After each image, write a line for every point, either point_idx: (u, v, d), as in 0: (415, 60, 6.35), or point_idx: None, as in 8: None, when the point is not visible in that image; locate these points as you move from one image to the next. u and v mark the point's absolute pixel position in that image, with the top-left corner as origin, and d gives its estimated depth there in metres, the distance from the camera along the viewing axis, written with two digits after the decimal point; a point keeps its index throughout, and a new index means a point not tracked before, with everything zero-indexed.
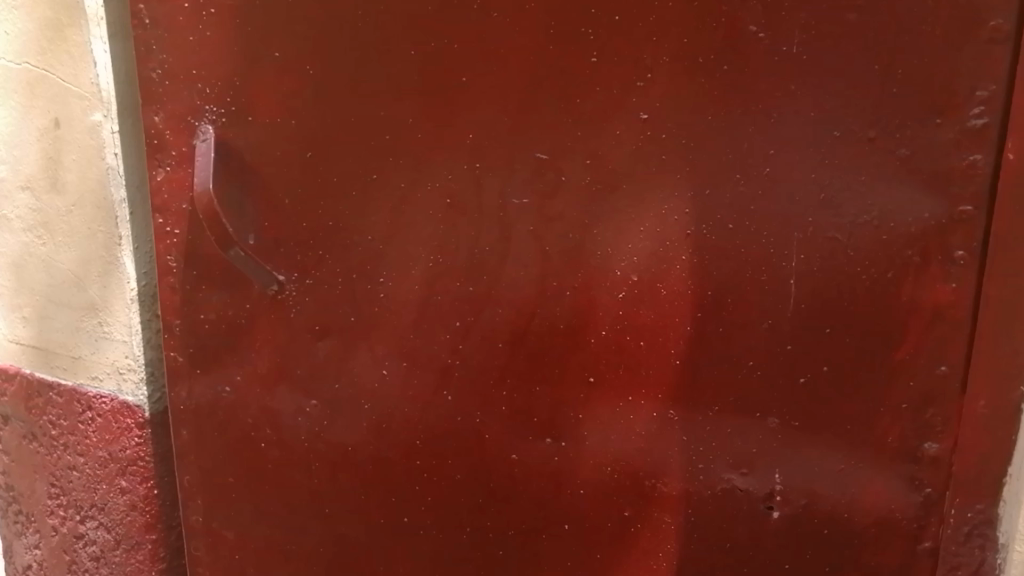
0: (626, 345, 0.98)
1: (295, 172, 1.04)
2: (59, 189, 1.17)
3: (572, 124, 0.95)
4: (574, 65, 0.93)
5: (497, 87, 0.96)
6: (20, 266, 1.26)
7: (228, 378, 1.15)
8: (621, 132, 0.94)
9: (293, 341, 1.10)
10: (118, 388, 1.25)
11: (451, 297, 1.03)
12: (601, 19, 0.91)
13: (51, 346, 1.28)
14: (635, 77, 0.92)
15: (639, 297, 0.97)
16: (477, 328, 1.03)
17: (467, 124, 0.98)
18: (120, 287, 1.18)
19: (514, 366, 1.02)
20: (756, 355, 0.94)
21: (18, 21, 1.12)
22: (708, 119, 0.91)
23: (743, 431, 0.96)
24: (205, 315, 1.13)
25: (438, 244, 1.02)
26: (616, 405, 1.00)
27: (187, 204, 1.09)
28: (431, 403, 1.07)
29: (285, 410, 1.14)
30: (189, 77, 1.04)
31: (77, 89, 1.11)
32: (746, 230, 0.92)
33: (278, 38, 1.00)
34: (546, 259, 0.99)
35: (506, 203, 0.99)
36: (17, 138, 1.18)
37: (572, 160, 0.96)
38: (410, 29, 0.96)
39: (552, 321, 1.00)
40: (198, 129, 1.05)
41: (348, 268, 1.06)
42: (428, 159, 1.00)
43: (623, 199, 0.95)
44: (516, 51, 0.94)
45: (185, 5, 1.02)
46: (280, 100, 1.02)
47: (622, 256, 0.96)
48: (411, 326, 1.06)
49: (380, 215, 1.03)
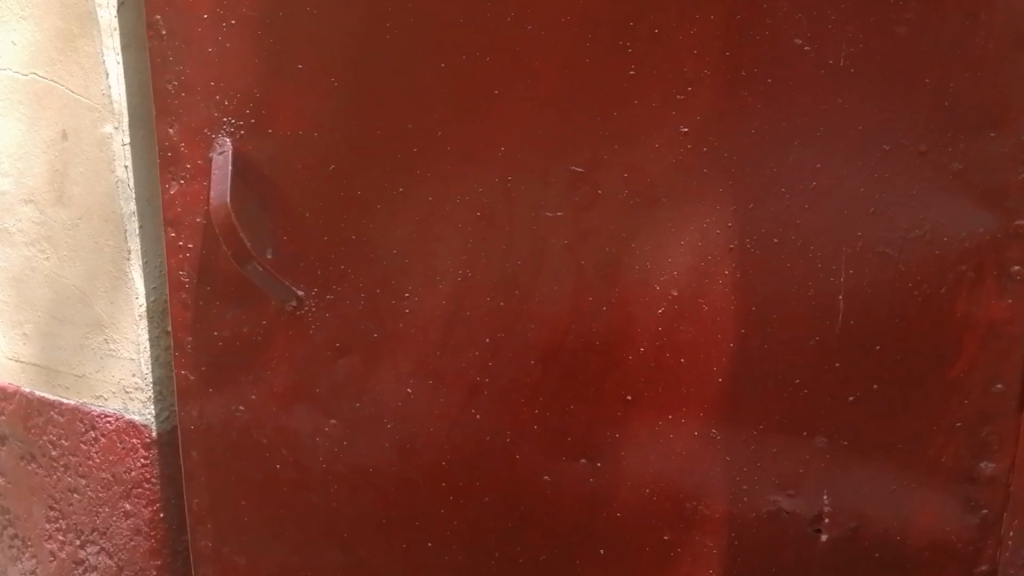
0: (666, 362, 0.95)
1: (317, 184, 0.99)
2: (64, 202, 1.12)
3: (609, 137, 0.91)
4: (611, 78, 0.90)
5: (530, 99, 0.92)
6: (22, 281, 1.21)
7: (242, 397, 1.09)
8: (660, 145, 0.90)
9: (311, 359, 1.05)
10: (124, 408, 1.19)
11: (481, 313, 0.99)
12: (640, 31, 0.88)
13: (53, 363, 1.23)
14: (675, 90, 0.89)
15: (679, 313, 0.93)
16: (507, 345, 0.99)
17: (499, 136, 0.94)
18: (129, 303, 1.13)
19: (547, 386, 0.98)
20: (802, 373, 0.92)
21: (26, 31, 1.08)
22: (753, 130, 0.88)
23: (789, 451, 0.94)
24: (219, 332, 1.08)
25: (467, 258, 0.98)
26: (656, 425, 0.96)
27: (202, 217, 1.04)
28: (458, 423, 1.02)
29: (302, 431, 1.08)
30: (207, 89, 0.99)
31: (86, 100, 1.06)
32: (792, 244, 0.89)
33: (301, 48, 0.95)
34: (581, 274, 0.95)
35: (539, 216, 0.95)
36: (22, 150, 1.13)
37: (610, 173, 0.92)
38: (440, 40, 0.93)
39: (588, 338, 0.96)
40: (215, 141, 1.00)
41: (372, 282, 1.01)
42: (458, 172, 0.96)
43: (664, 212, 0.92)
44: (551, 62, 0.91)
45: (203, 16, 0.97)
46: (303, 112, 0.97)
47: (662, 270, 0.93)
48: (438, 344, 1.01)
49: (406, 229, 0.99)
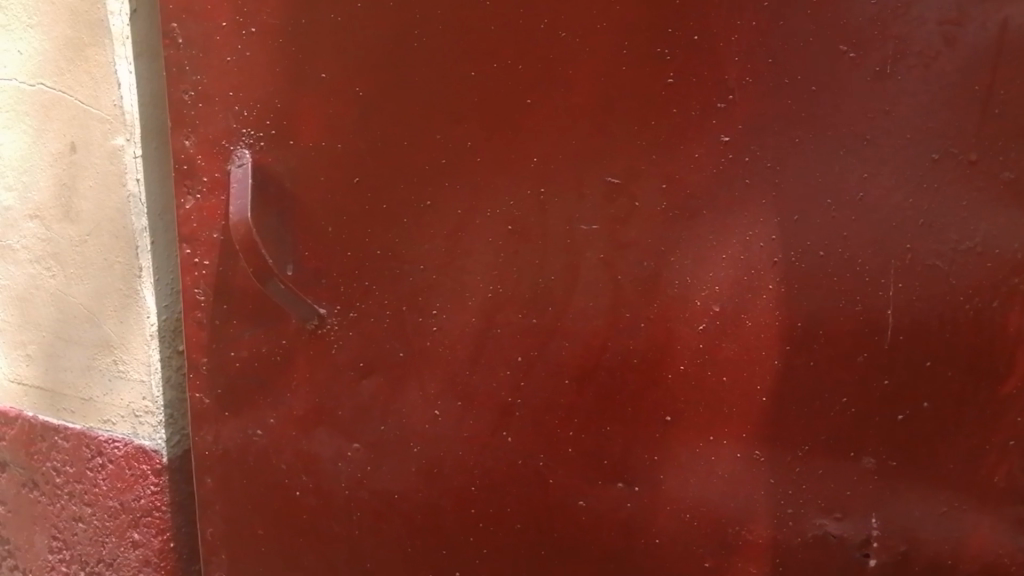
0: (707, 381, 0.92)
1: (339, 197, 0.95)
2: (72, 218, 1.08)
3: (647, 146, 0.86)
4: (649, 86, 0.85)
5: (565, 108, 0.87)
6: (26, 300, 1.16)
7: (259, 421, 1.06)
8: (699, 154, 0.85)
9: (334, 380, 1.02)
10: (133, 432, 1.14)
11: (513, 331, 0.95)
12: (681, 37, 0.83)
13: (59, 386, 1.18)
14: (716, 98, 0.84)
15: (721, 330, 0.90)
16: (539, 363, 0.95)
17: (533, 146, 0.89)
18: (140, 322, 1.08)
19: (582, 407, 0.95)
20: (848, 391, 0.89)
21: (34, 40, 1.03)
22: (797, 140, 0.83)
23: (836, 473, 0.92)
24: (235, 353, 1.04)
25: (497, 273, 0.94)
26: (697, 447, 0.94)
27: (219, 233, 0.99)
28: (488, 446, 1.00)
29: (324, 455, 1.05)
30: (225, 100, 0.95)
31: (96, 110, 1.01)
32: (838, 256, 0.86)
33: (324, 57, 0.91)
34: (618, 289, 0.91)
35: (574, 229, 0.91)
36: (27, 164, 1.08)
37: (646, 185, 0.88)
38: (470, 47, 0.88)
39: (625, 356, 0.93)
40: (234, 153, 0.96)
41: (398, 298, 0.98)
42: (487, 184, 0.92)
43: (703, 225, 0.87)
44: (586, 70, 0.86)
45: (223, 23, 0.93)
46: (325, 122, 0.93)
47: (702, 285, 0.89)
48: (467, 363, 0.98)
49: (434, 243, 0.95)
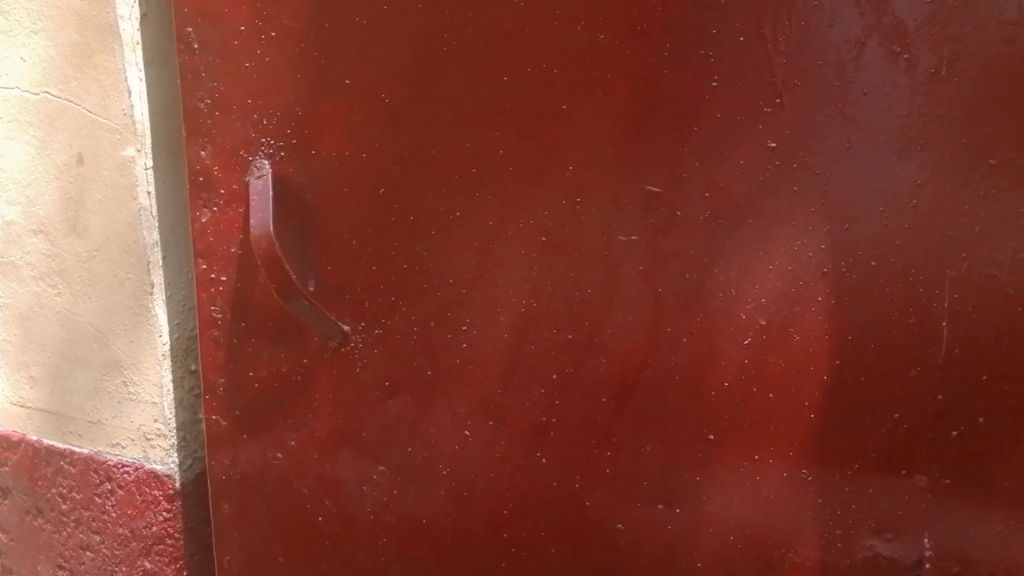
0: (753, 399, 0.88)
1: (364, 210, 0.91)
2: (79, 233, 1.03)
3: (690, 154, 0.82)
4: (692, 89, 0.80)
5: (602, 114, 0.82)
6: (30, 319, 1.12)
7: (280, 443, 1.02)
8: (745, 161, 0.81)
9: (359, 400, 0.98)
10: (144, 456, 1.10)
11: (547, 347, 0.91)
12: (725, 39, 0.78)
13: (65, 409, 1.14)
14: (762, 101, 0.79)
15: (768, 344, 0.86)
16: (575, 381, 0.92)
17: (568, 154, 0.84)
18: (152, 342, 1.04)
19: (619, 425, 0.92)
20: (902, 407, 0.86)
21: (38, 46, 0.98)
22: (849, 145, 0.79)
23: (887, 491, 0.89)
24: (254, 373, 1.00)
25: (531, 287, 0.90)
26: (740, 466, 0.90)
27: (237, 247, 0.95)
28: (521, 467, 0.96)
29: (348, 478, 1.01)
30: (243, 107, 0.90)
31: (105, 120, 0.96)
32: (891, 266, 0.82)
33: (347, 62, 0.86)
34: (659, 303, 0.86)
35: (611, 240, 0.86)
36: (31, 177, 1.03)
37: (689, 194, 0.83)
38: (503, 50, 0.83)
39: (666, 373, 0.89)
40: (252, 164, 0.91)
41: (426, 314, 0.93)
42: (520, 195, 0.87)
43: (748, 234, 0.83)
44: (625, 73, 0.81)
45: (241, 27, 0.88)
46: (348, 131, 0.89)
47: (749, 297, 0.84)
48: (499, 381, 0.94)
49: (463, 256, 0.90)
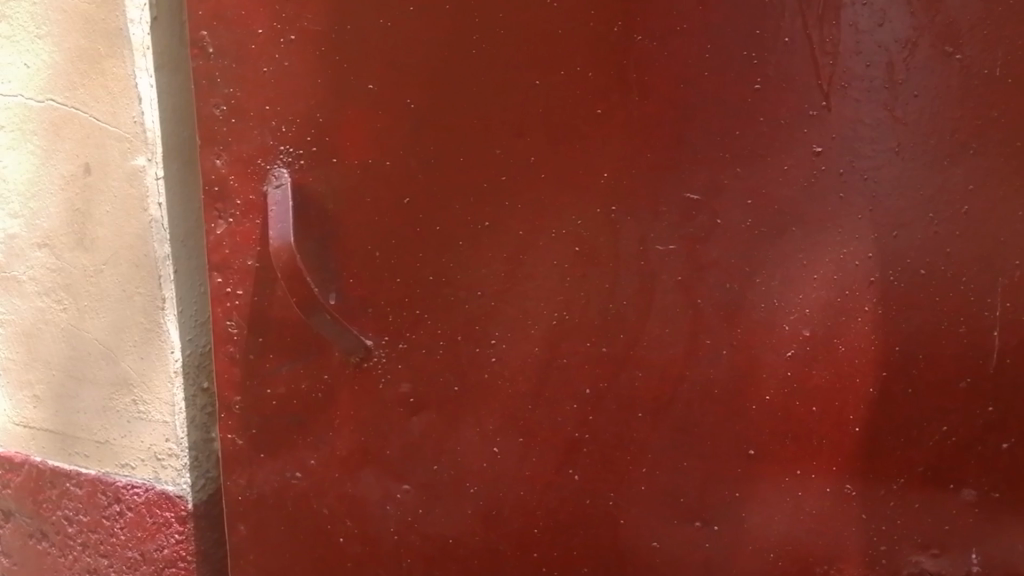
0: (796, 412, 0.85)
1: (388, 220, 0.87)
2: (86, 246, 0.99)
3: (731, 159, 0.78)
4: (734, 92, 0.77)
5: (639, 119, 0.79)
6: (34, 336, 1.07)
7: (299, 463, 0.98)
8: (789, 166, 0.78)
9: (382, 417, 0.94)
10: (155, 477, 1.06)
11: (580, 361, 0.88)
12: (769, 39, 0.75)
13: (71, 429, 1.10)
14: (807, 105, 0.76)
15: (812, 356, 0.83)
16: (609, 395, 0.88)
17: (603, 161, 0.81)
18: (163, 359, 1.00)
19: (656, 441, 0.88)
20: (950, 419, 0.83)
21: (43, 51, 0.94)
22: (898, 149, 0.76)
23: (933, 506, 0.86)
24: (272, 390, 0.96)
25: (564, 299, 0.86)
26: (782, 481, 0.87)
27: (254, 260, 0.91)
28: (552, 484, 0.92)
29: (371, 497, 0.97)
30: (261, 114, 0.86)
31: (113, 129, 0.92)
32: (940, 274, 0.79)
33: (371, 67, 0.82)
34: (698, 314, 0.83)
35: (648, 249, 0.83)
36: (34, 188, 0.99)
37: (730, 201, 0.79)
38: (535, 52, 0.79)
39: (704, 387, 0.85)
40: (270, 173, 0.87)
41: (453, 328, 0.90)
42: (552, 203, 0.83)
43: (792, 242, 0.79)
44: (664, 76, 0.78)
45: (258, 30, 0.84)
46: (371, 138, 0.85)
47: (792, 308, 0.81)
48: (530, 397, 0.90)
49: (492, 267, 0.87)
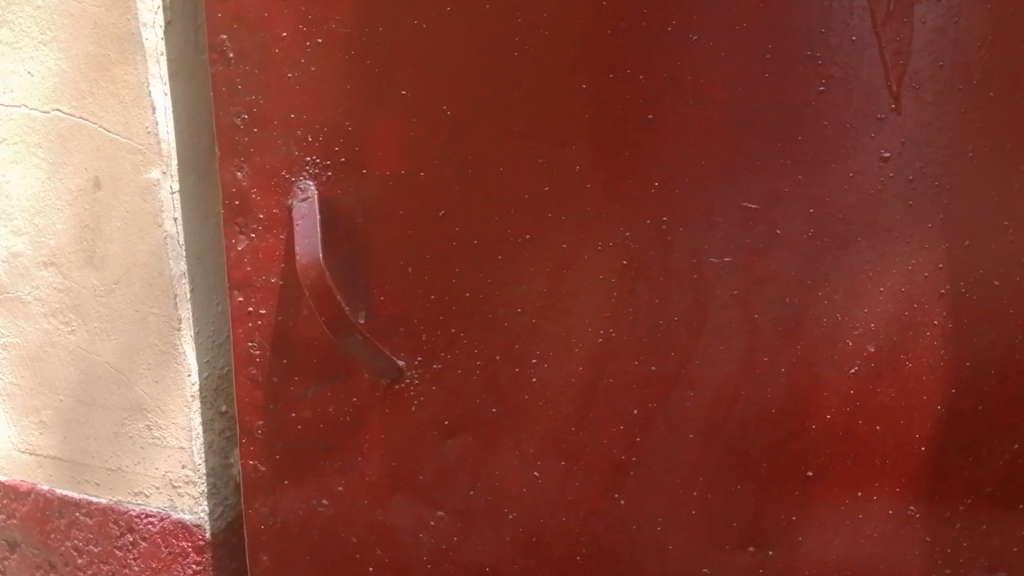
0: (858, 432, 0.80)
1: (422, 234, 0.82)
2: (96, 264, 0.93)
3: (792, 166, 0.74)
4: (796, 95, 0.73)
5: (693, 124, 0.75)
6: (40, 359, 1.02)
7: (326, 490, 0.93)
8: (855, 173, 0.74)
9: (415, 442, 0.89)
10: (170, 505, 1.01)
11: (627, 381, 0.82)
12: (833, 39, 0.71)
13: (80, 456, 1.04)
14: (876, 107, 0.73)
15: (876, 373, 0.78)
16: (658, 417, 0.83)
17: (653, 169, 0.76)
18: (179, 382, 0.95)
19: (707, 465, 0.83)
20: (1021, 437, 0.79)
21: (48, 59, 0.88)
22: (971, 154, 0.73)
23: (1000, 527, 0.83)
24: (297, 414, 0.90)
25: (610, 316, 0.81)
26: (841, 503, 0.83)
27: (277, 278, 0.85)
28: (596, 510, 0.86)
29: (403, 525, 0.92)
30: (285, 123, 0.80)
31: (125, 140, 0.87)
32: (1013, 285, 0.76)
33: (404, 72, 0.77)
34: (755, 330, 0.78)
35: (701, 262, 0.78)
36: (40, 204, 0.93)
37: (791, 211, 0.75)
38: (583, 55, 0.74)
39: (761, 407, 0.80)
40: (296, 185, 0.81)
41: (491, 347, 0.85)
42: (599, 214, 0.78)
43: (856, 253, 0.75)
44: (720, 79, 0.73)
45: (283, 34, 0.78)
46: (405, 148, 0.79)
47: (856, 323, 0.77)
48: (573, 419, 0.85)
49: (534, 283, 0.82)
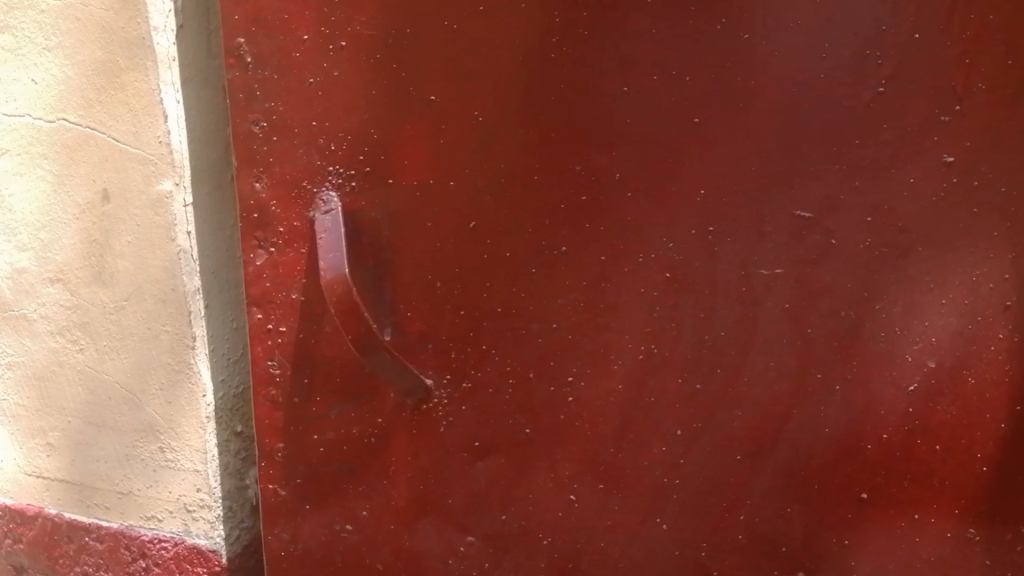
0: (915, 451, 0.76)
1: (452, 247, 0.77)
2: (105, 280, 0.89)
3: (848, 171, 0.70)
4: (853, 98, 0.69)
5: (743, 129, 0.70)
6: (47, 379, 0.97)
7: (350, 514, 0.88)
8: (916, 179, 0.70)
9: (444, 464, 0.84)
10: (184, 530, 0.96)
11: (670, 400, 0.78)
12: (894, 37, 0.67)
13: (90, 479, 0.99)
14: (938, 110, 0.68)
15: (936, 390, 0.74)
16: (704, 438, 0.78)
17: (699, 176, 0.72)
18: (194, 403, 0.90)
19: (756, 486, 0.79)
20: None
21: (52, 65, 0.83)
22: None
23: None
24: (319, 436, 0.85)
25: (653, 331, 0.77)
26: (897, 526, 0.78)
27: (298, 293, 0.81)
28: (636, 535, 0.82)
29: (431, 551, 0.87)
30: (307, 131, 0.76)
31: (135, 150, 0.82)
32: None
33: (433, 76, 0.73)
34: (807, 345, 0.74)
35: (751, 274, 0.73)
36: (45, 218, 0.89)
37: (847, 219, 0.71)
38: (625, 56, 0.70)
39: (813, 426, 0.76)
40: (318, 196, 0.77)
41: (525, 365, 0.80)
42: (640, 224, 0.74)
43: (916, 264, 0.71)
44: (773, 80, 0.69)
45: (304, 36, 0.73)
46: (433, 156, 0.75)
47: (915, 337, 0.73)
48: (612, 440, 0.80)
49: (571, 297, 0.77)
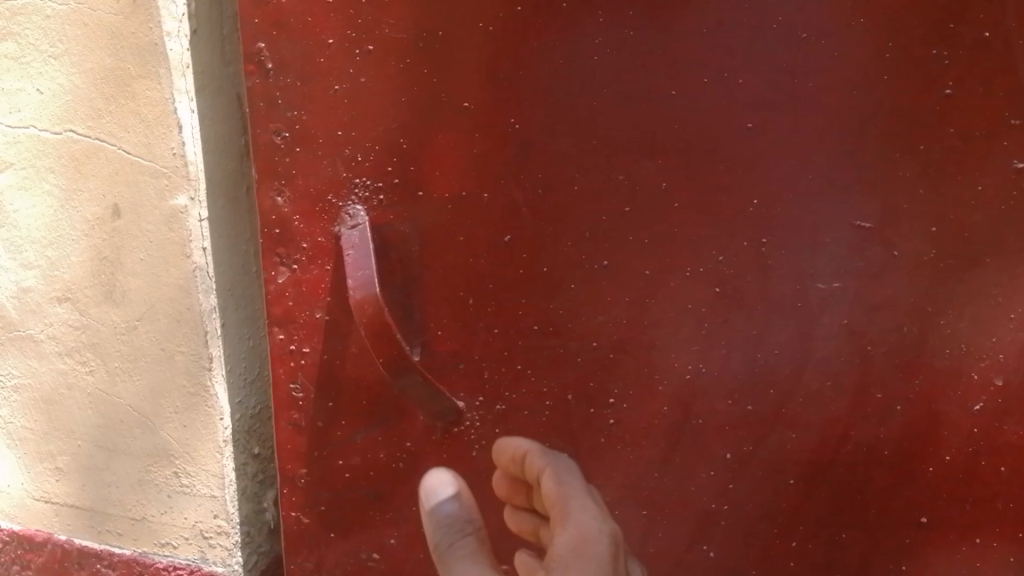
0: (980, 474, 0.72)
1: (486, 262, 0.73)
2: (116, 299, 0.84)
3: (912, 179, 0.66)
4: (917, 101, 0.64)
5: (799, 135, 0.66)
6: (54, 403, 0.93)
7: (376, 543, 0.83)
8: (983, 188, 0.66)
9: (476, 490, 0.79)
10: (201, 557, 0.92)
11: (719, 422, 0.74)
12: (961, 36, 0.63)
13: (101, 505, 0.95)
14: (1009, 113, 0.64)
15: (1003, 410, 0.70)
16: (754, 461, 0.74)
17: (752, 186, 0.68)
18: (211, 426, 0.85)
19: (810, 510, 0.74)
20: None
21: (59, 74, 0.79)
22: None
23: None
24: (345, 461, 0.81)
25: (700, 349, 0.72)
26: (960, 552, 0.74)
27: (323, 313, 0.76)
28: (682, 564, 0.77)
29: None
30: (332, 141, 0.71)
31: (148, 162, 0.78)
32: None
33: (467, 81, 0.68)
34: (866, 363, 0.70)
35: (806, 289, 0.69)
36: (52, 235, 0.84)
37: (909, 229, 0.67)
38: (674, 60, 0.65)
39: (871, 447, 0.72)
40: (345, 211, 0.73)
41: (562, 386, 0.75)
42: (688, 237, 0.70)
43: (983, 277, 0.67)
44: (832, 83, 0.64)
45: (329, 41, 0.69)
46: (467, 166, 0.71)
47: (981, 354, 0.69)
48: (656, 464, 0.75)
49: (612, 314, 0.72)
